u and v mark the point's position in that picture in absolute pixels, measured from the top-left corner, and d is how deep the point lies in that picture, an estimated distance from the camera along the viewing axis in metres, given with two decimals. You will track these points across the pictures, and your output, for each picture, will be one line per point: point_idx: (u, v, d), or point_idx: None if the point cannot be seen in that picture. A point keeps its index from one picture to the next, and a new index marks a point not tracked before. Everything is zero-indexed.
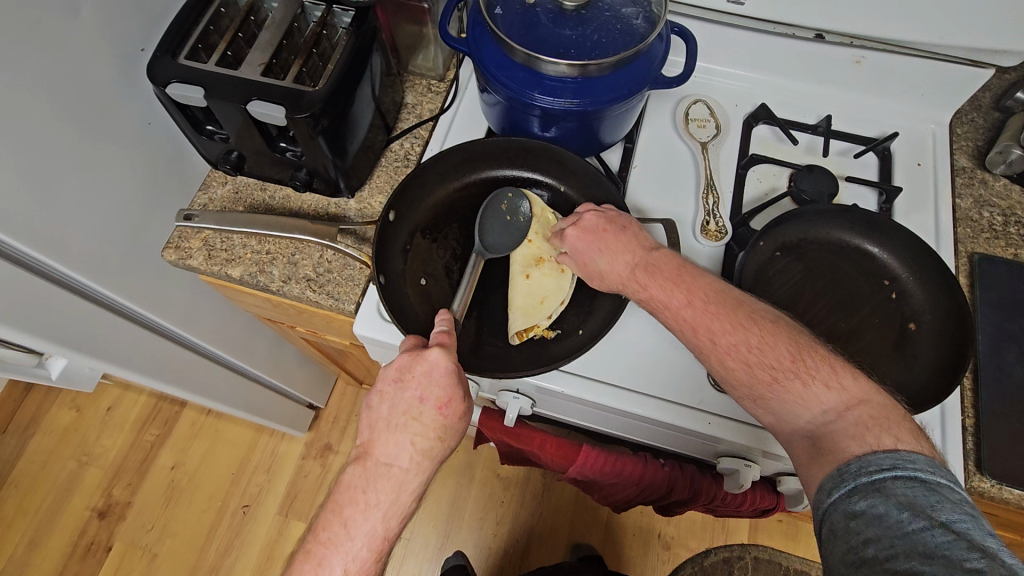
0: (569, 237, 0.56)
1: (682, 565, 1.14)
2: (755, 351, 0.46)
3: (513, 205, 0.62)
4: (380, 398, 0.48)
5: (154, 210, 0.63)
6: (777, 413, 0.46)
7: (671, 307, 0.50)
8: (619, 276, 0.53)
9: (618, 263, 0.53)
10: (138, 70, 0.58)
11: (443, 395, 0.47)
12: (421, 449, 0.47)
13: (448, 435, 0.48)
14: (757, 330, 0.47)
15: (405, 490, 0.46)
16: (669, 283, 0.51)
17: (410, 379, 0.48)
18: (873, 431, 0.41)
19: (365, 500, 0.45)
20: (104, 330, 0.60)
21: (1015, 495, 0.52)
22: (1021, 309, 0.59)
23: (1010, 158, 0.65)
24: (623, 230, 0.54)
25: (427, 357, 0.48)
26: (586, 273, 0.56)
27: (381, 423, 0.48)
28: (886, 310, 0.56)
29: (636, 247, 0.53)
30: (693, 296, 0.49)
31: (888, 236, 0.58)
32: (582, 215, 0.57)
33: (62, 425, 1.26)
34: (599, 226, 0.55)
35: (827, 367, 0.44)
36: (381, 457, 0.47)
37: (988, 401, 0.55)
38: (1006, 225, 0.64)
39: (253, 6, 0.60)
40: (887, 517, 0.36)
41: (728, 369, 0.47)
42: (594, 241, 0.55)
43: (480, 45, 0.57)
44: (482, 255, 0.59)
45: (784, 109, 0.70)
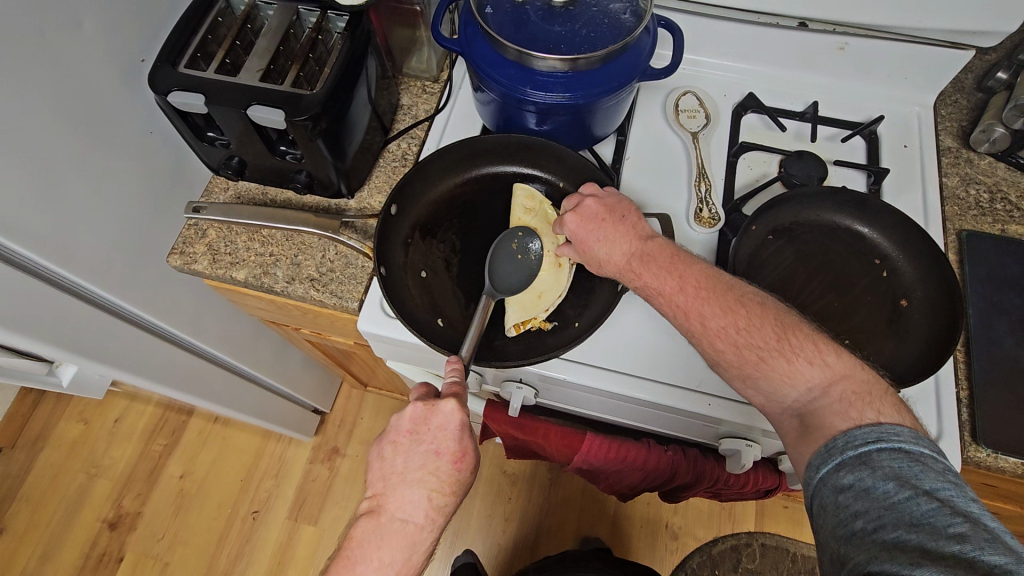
0: (568, 223, 0.57)
1: (691, 555, 1.15)
2: (743, 332, 0.47)
3: (523, 245, 0.62)
4: (396, 450, 0.49)
5: (159, 215, 0.64)
6: (765, 391, 0.47)
7: (664, 294, 0.51)
8: (615, 265, 0.54)
9: (615, 251, 0.55)
10: (140, 80, 0.59)
11: (457, 449, 0.49)
12: (437, 505, 0.47)
13: (460, 488, 0.49)
14: (745, 312, 0.48)
15: (417, 550, 0.46)
16: (662, 273, 0.52)
17: (425, 433, 0.49)
18: (857, 406, 0.42)
19: (378, 558, 0.45)
20: (112, 335, 0.61)
21: (1011, 463, 0.53)
22: (1009, 283, 0.61)
23: (993, 137, 0.66)
24: (622, 219, 0.56)
25: (440, 410, 0.49)
26: (583, 260, 0.58)
27: (396, 478, 0.48)
28: (879, 287, 0.58)
29: (633, 237, 0.55)
30: (684, 284, 0.51)
31: (878, 216, 0.59)
32: (583, 201, 0.58)
33: (70, 438, 1.28)
34: (597, 214, 0.56)
35: (812, 345, 0.46)
36: (397, 513, 0.47)
37: (980, 373, 0.56)
38: (992, 202, 0.65)
39: (249, 14, 0.62)
40: (874, 490, 0.37)
41: (718, 351, 0.48)
42: (593, 229, 0.56)
43: (472, 44, 0.58)
44: (494, 296, 0.58)
45: (770, 98, 0.72)
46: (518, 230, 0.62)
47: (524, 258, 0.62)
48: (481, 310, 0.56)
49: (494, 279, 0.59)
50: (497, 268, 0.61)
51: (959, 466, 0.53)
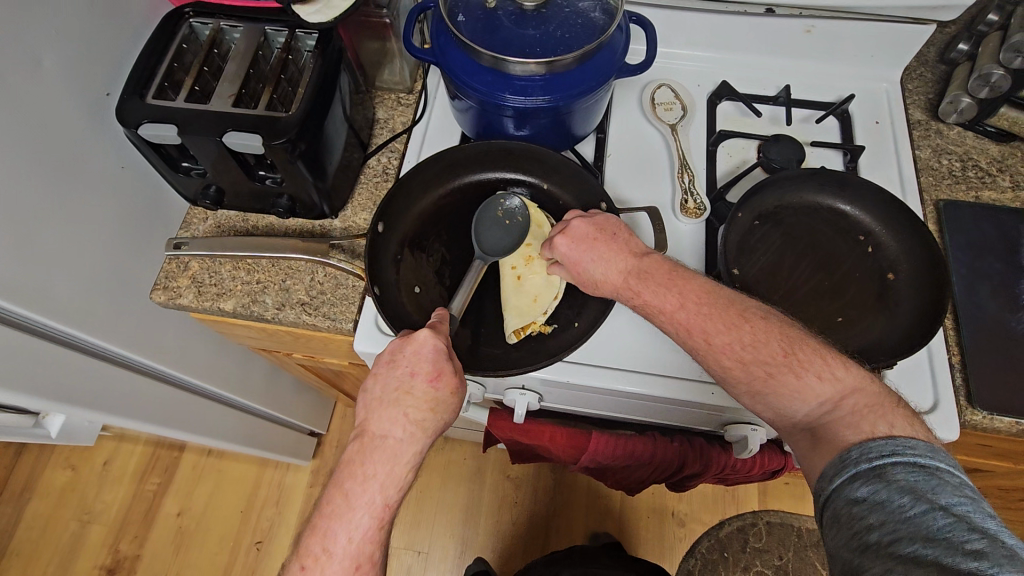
0: (560, 246, 0.56)
1: (699, 539, 1.16)
2: (748, 348, 0.48)
3: (507, 208, 0.63)
4: (375, 380, 0.50)
5: (137, 252, 0.62)
6: (773, 406, 0.47)
7: (665, 311, 0.51)
8: (613, 284, 0.54)
9: (612, 271, 0.54)
10: (106, 114, 0.57)
11: (432, 369, 0.49)
12: (416, 420, 0.48)
13: (441, 407, 0.50)
14: (750, 327, 0.48)
15: (399, 461, 0.47)
16: (662, 288, 0.52)
17: (401, 359, 0.50)
18: (868, 418, 0.42)
19: (363, 471, 0.46)
20: (96, 379, 0.59)
21: (1006, 423, 0.55)
22: (989, 247, 0.62)
23: (960, 107, 0.67)
24: (613, 237, 0.56)
25: (415, 338, 0.50)
26: (578, 283, 0.57)
27: (376, 402, 0.49)
28: (866, 263, 0.59)
29: (628, 254, 0.54)
30: (685, 299, 0.51)
31: (859, 193, 0.60)
32: (570, 222, 0.57)
33: (58, 485, 1.24)
34: (589, 235, 0.56)
35: (820, 359, 0.46)
36: (377, 431, 0.48)
37: (969, 338, 0.58)
38: (964, 170, 0.67)
39: (214, 39, 0.60)
40: (890, 503, 0.37)
41: (725, 368, 0.48)
42: (585, 250, 0.55)
43: (446, 53, 0.58)
44: (484, 261, 0.60)
45: (743, 85, 0.73)
46: (500, 197, 0.63)
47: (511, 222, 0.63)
48: (473, 278, 0.59)
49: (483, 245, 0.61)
50: (484, 230, 0.62)
51: (958, 430, 0.55)
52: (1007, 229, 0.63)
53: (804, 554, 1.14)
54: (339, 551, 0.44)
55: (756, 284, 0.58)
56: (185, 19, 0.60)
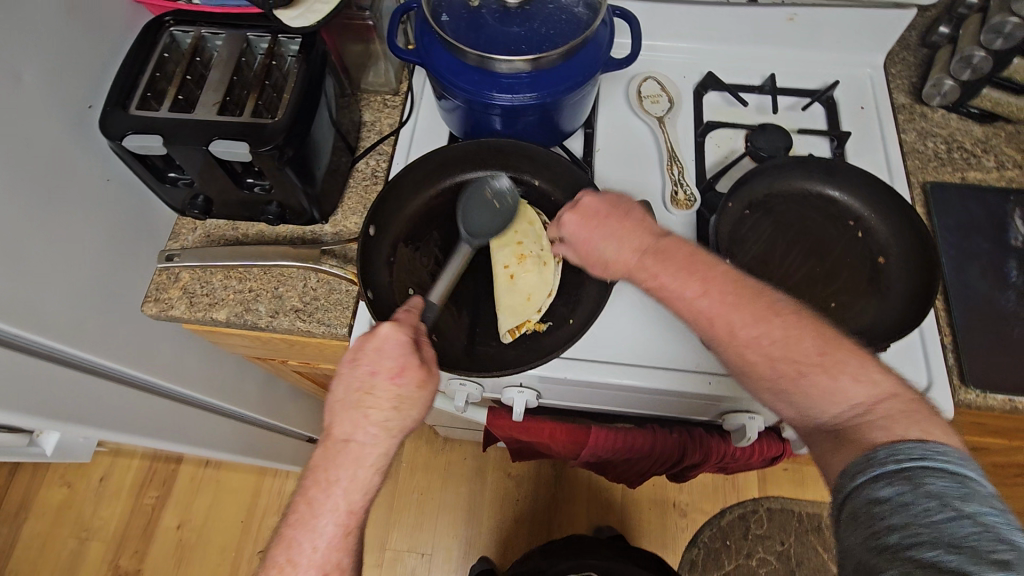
0: (568, 222, 0.56)
1: (702, 529, 1.16)
2: (778, 343, 0.46)
3: (496, 189, 0.62)
4: (338, 380, 0.49)
5: (127, 265, 0.62)
6: (799, 407, 0.46)
7: (686, 296, 0.50)
8: (625, 263, 0.54)
9: (625, 249, 0.54)
10: (89, 127, 0.57)
11: (395, 364, 0.48)
12: (378, 421, 0.47)
13: (407, 402, 0.48)
14: (780, 323, 0.47)
15: (363, 465, 0.46)
16: (681, 273, 0.51)
17: (363, 356, 0.49)
18: (901, 423, 0.40)
19: (327, 478, 0.46)
20: (92, 395, 0.59)
21: (999, 400, 0.55)
22: (976, 227, 0.63)
23: (943, 90, 0.68)
24: (627, 216, 0.55)
25: (377, 333, 0.49)
26: (587, 262, 0.57)
27: (337, 404, 0.48)
28: (856, 248, 0.59)
29: (645, 234, 0.54)
30: (708, 286, 0.49)
31: (847, 179, 0.61)
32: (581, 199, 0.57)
33: (55, 503, 1.23)
34: (599, 212, 0.56)
35: (856, 361, 0.44)
36: (339, 434, 0.47)
37: (960, 318, 0.58)
38: (949, 152, 0.68)
39: (196, 47, 0.59)
40: (914, 507, 0.35)
41: (748, 362, 0.47)
42: (596, 227, 0.55)
43: (431, 53, 0.58)
44: (470, 243, 0.60)
45: (728, 75, 0.73)
46: (487, 177, 0.63)
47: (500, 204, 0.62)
48: (456, 263, 0.58)
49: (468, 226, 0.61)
50: (471, 213, 0.61)
51: (953, 409, 0.55)
52: (993, 209, 0.63)
53: (804, 538, 1.15)
54: (305, 560, 0.45)
55: (749, 273, 0.59)
56: (166, 28, 0.59)
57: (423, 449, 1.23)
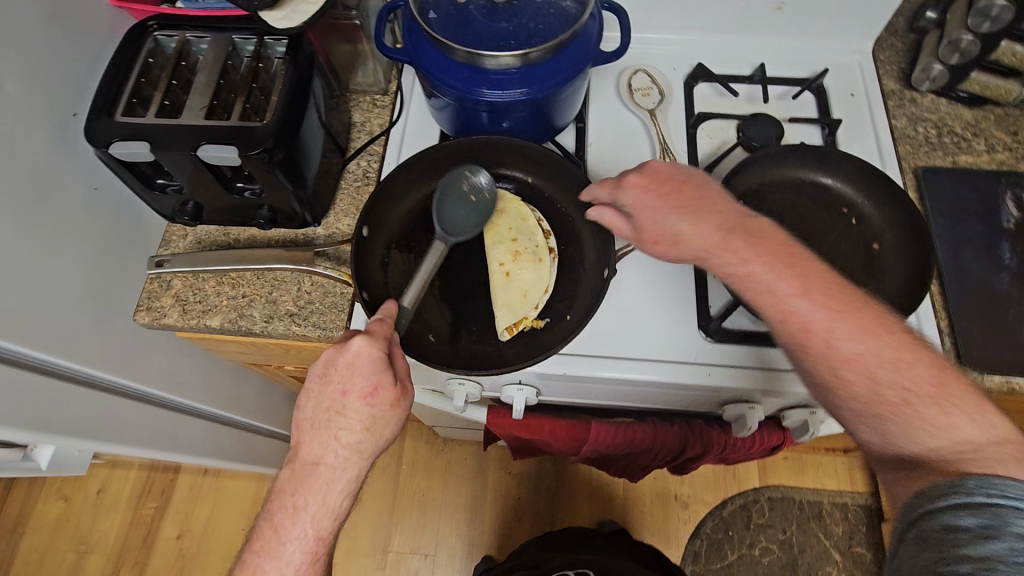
0: (638, 187, 0.53)
1: (704, 520, 1.17)
2: (890, 367, 0.43)
3: (474, 184, 0.63)
4: (307, 397, 0.49)
5: (117, 275, 0.61)
6: (889, 434, 0.43)
7: (782, 294, 0.47)
8: (702, 240, 0.50)
9: (707, 230, 0.50)
10: (74, 135, 0.56)
11: (367, 384, 0.47)
12: (348, 444, 0.48)
13: (379, 423, 0.48)
14: (891, 343, 0.44)
15: (332, 490, 0.47)
16: (779, 265, 0.48)
17: (333, 374, 0.48)
18: (1007, 466, 0.38)
19: (294, 502, 0.47)
20: (88, 408, 0.58)
21: (997, 381, 0.55)
22: (969, 210, 0.63)
23: (932, 74, 0.68)
24: (706, 195, 0.52)
25: (348, 348, 0.47)
26: (642, 233, 0.53)
27: (307, 424, 0.48)
28: (851, 235, 0.59)
29: (727, 214, 0.51)
30: (808, 286, 0.46)
31: (839, 166, 0.61)
32: (652, 170, 0.54)
33: (52, 518, 1.21)
34: (670, 181, 0.54)
35: (975, 400, 0.41)
36: (308, 457, 0.48)
37: (955, 301, 0.58)
38: (940, 136, 0.68)
39: (181, 51, 0.59)
40: (994, 543, 0.34)
41: (843, 380, 0.44)
42: (670, 199, 0.52)
43: (419, 51, 0.57)
44: (446, 240, 0.59)
45: (718, 66, 0.73)
46: (466, 170, 0.63)
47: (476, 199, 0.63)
48: (435, 254, 0.57)
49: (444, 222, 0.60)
50: (449, 210, 0.61)
51: None
52: (985, 192, 0.64)
53: (806, 526, 1.16)
54: None
55: None
56: (150, 32, 0.59)
57: (423, 450, 1.23)
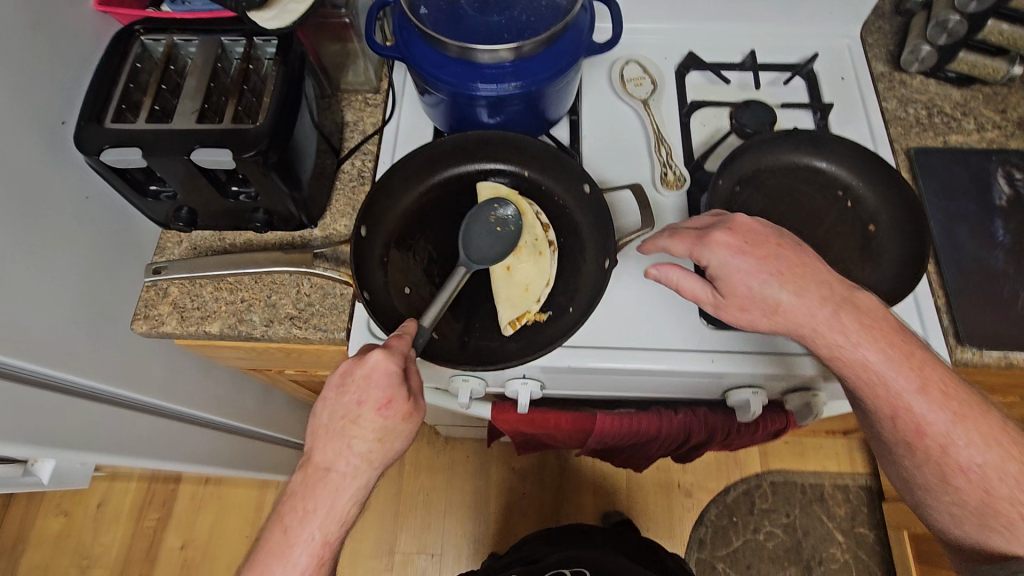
0: (730, 247, 0.49)
1: (707, 507, 1.17)
2: (1009, 479, 0.44)
3: (501, 216, 0.62)
4: (324, 404, 0.49)
5: (112, 284, 0.60)
6: (982, 536, 0.46)
7: (904, 393, 0.46)
8: (804, 311, 0.47)
9: (813, 305, 0.47)
10: (64, 144, 0.55)
11: (381, 396, 0.47)
12: (361, 452, 0.47)
13: (390, 435, 0.48)
14: (1014, 449, 0.45)
15: (342, 497, 0.47)
16: (899, 357, 0.46)
17: (350, 384, 0.48)
18: None
19: (303, 507, 0.46)
20: (87, 421, 0.57)
21: (995, 356, 0.56)
22: (962, 189, 0.64)
23: (921, 55, 0.69)
24: (807, 261, 0.49)
25: (367, 361, 0.47)
26: (728, 300, 0.50)
27: (322, 430, 0.48)
28: (847, 217, 0.60)
29: (830, 286, 0.48)
30: (929, 385, 0.46)
31: (833, 149, 0.61)
32: (742, 226, 0.50)
33: (53, 533, 1.20)
34: (763, 240, 0.49)
35: None
36: (320, 463, 0.47)
37: (952, 279, 0.59)
38: (930, 117, 0.68)
39: (169, 55, 0.58)
40: None
41: (955, 487, 0.46)
42: (768, 262, 0.48)
43: (411, 47, 0.57)
44: (468, 267, 0.58)
45: (708, 54, 0.73)
46: (494, 202, 0.62)
47: (501, 229, 0.62)
48: (455, 283, 0.56)
49: (468, 250, 0.59)
50: (474, 239, 0.61)
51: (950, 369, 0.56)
52: (977, 170, 0.64)
53: (809, 509, 1.17)
54: None
55: None
56: (136, 37, 0.58)
57: (426, 449, 1.23)
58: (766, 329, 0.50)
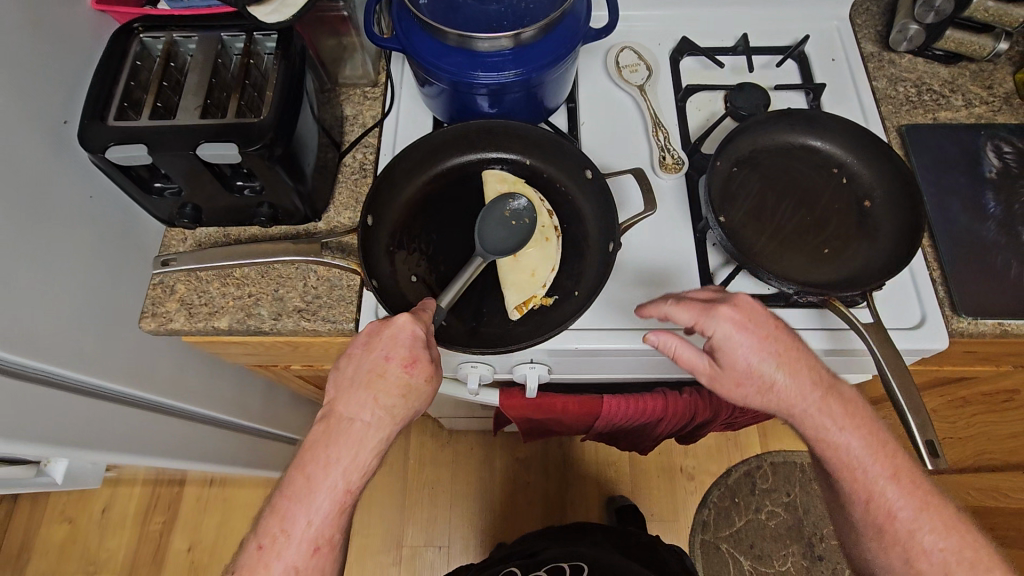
0: (733, 325, 0.48)
1: (710, 490, 1.19)
2: (969, 565, 0.48)
3: (514, 210, 0.62)
4: (349, 360, 0.50)
5: (119, 282, 0.60)
6: None
7: (876, 481, 0.50)
8: (794, 394, 0.49)
9: (804, 387, 0.49)
10: (67, 144, 0.55)
11: (408, 355, 0.49)
12: (385, 405, 0.48)
13: (414, 395, 0.49)
14: (970, 541, 0.49)
15: (365, 448, 0.47)
16: (875, 447, 0.50)
17: (377, 342, 0.49)
18: None
19: (326, 455, 0.47)
20: (97, 420, 0.58)
21: (990, 325, 0.58)
22: (952, 164, 0.65)
23: (909, 35, 0.70)
24: (800, 350, 0.50)
25: (393, 322, 0.49)
26: (725, 374, 0.50)
27: (346, 382, 0.49)
28: (842, 194, 0.61)
29: (818, 375, 0.50)
30: (898, 474, 0.50)
31: (827, 128, 0.63)
32: (745, 305, 0.49)
33: (57, 541, 1.20)
34: (763, 319, 0.49)
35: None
36: (344, 413, 0.48)
37: (946, 251, 0.61)
38: (919, 94, 0.70)
39: (170, 52, 0.58)
40: None
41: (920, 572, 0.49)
42: (766, 347, 0.48)
43: (410, 38, 0.57)
44: (485, 258, 0.58)
45: (702, 39, 0.74)
46: (507, 200, 0.62)
47: (516, 224, 0.61)
48: (470, 272, 0.57)
49: (483, 242, 0.60)
50: (487, 232, 0.60)
51: (947, 338, 0.58)
52: (967, 145, 0.66)
53: (809, 487, 1.19)
54: (297, 533, 0.46)
55: (743, 227, 0.60)
56: (135, 35, 0.58)
57: (429, 443, 1.23)
58: (756, 405, 0.51)
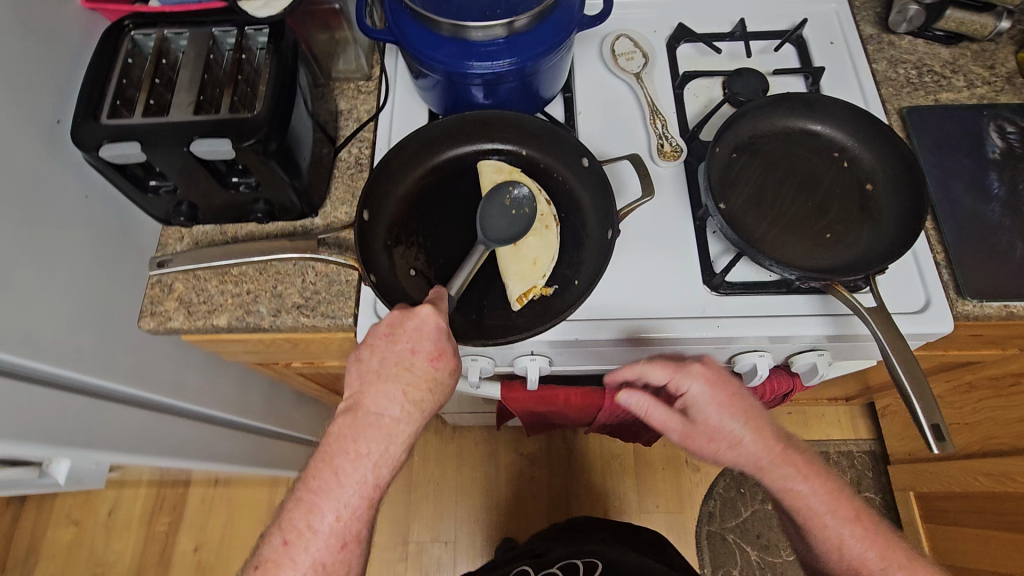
0: (705, 386, 0.52)
1: (716, 481, 1.19)
2: None
3: (515, 197, 0.61)
4: (372, 351, 0.49)
5: (117, 282, 0.60)
6: None
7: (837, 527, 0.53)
8: (757, 454, 0.53)
9: (767, 446, 0.53)
10: (62, 143, 0.55)
11: (434, 348, 0.49)
12: (413, 398, 0.48)
13: (438, 388, 0.49)
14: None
15: (395, 441, 0.47)
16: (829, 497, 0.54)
17: (401, 334, 0.49)
18: None
19: (355, 449, 0.46)
20: (99, 421, 0.58)
21: (996, 307, 0.57)
22: (955, 145, 0.64)
23: (909, 15, 0.69)
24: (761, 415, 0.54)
25: (417, 314, 0.50)
26: (698, 431, 0.53)
27: (371, 375, 0.48)
28: (844, 177, 0.61)
29: (779, 438, 0.54)
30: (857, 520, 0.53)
31: (827, 112, 0.62)
32: (713, 368, 0.53)
33: (64, 543, 1.20)
34: (729, 382, 0.53)
35: None
36: (372, 408, 0.47)
37: (949, 234, 0.60)
38: (920, 76, 0.69)
39: (161, 49, 0.58)
40: None
41: None
42: (733, 408, 0.52)
43: (403, 29, 0.57)
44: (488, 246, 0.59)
45: (698, 25, 0.73)
46: (508, 187, 0.61)
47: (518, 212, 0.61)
48: (474, 260, 0.57)
49: (484, 230, 0.59)
50: (489, 220, 0.60)
51: (952, 321, 0.57)
52: (969, 126, 0.65)
53: None
54: (325, 528, 0.45)
55: (743, 214, 0.59)
56: (127, 32, 0.57)
57: (433, 439, 1.23)
58: (725, 461, 0.54)
